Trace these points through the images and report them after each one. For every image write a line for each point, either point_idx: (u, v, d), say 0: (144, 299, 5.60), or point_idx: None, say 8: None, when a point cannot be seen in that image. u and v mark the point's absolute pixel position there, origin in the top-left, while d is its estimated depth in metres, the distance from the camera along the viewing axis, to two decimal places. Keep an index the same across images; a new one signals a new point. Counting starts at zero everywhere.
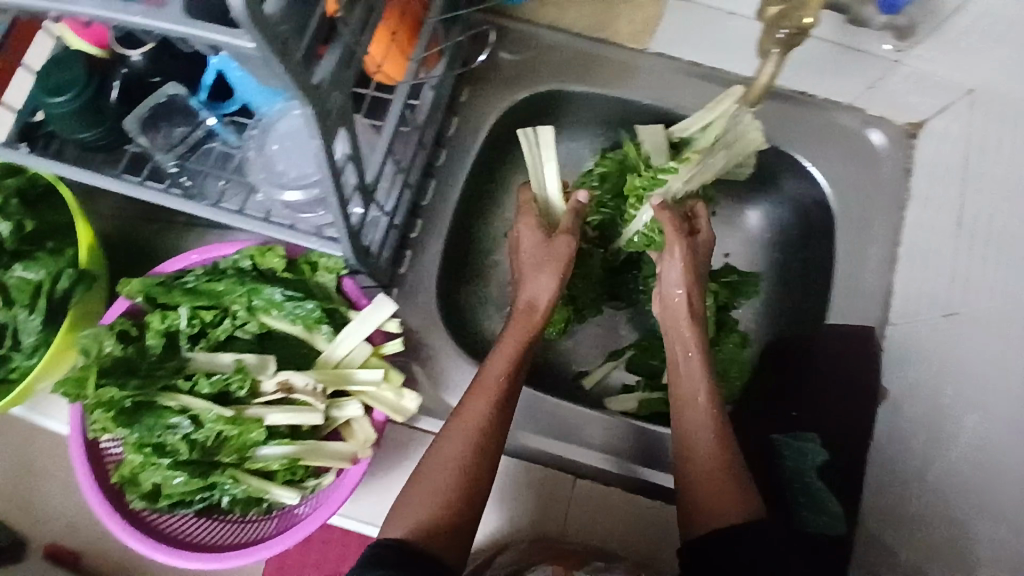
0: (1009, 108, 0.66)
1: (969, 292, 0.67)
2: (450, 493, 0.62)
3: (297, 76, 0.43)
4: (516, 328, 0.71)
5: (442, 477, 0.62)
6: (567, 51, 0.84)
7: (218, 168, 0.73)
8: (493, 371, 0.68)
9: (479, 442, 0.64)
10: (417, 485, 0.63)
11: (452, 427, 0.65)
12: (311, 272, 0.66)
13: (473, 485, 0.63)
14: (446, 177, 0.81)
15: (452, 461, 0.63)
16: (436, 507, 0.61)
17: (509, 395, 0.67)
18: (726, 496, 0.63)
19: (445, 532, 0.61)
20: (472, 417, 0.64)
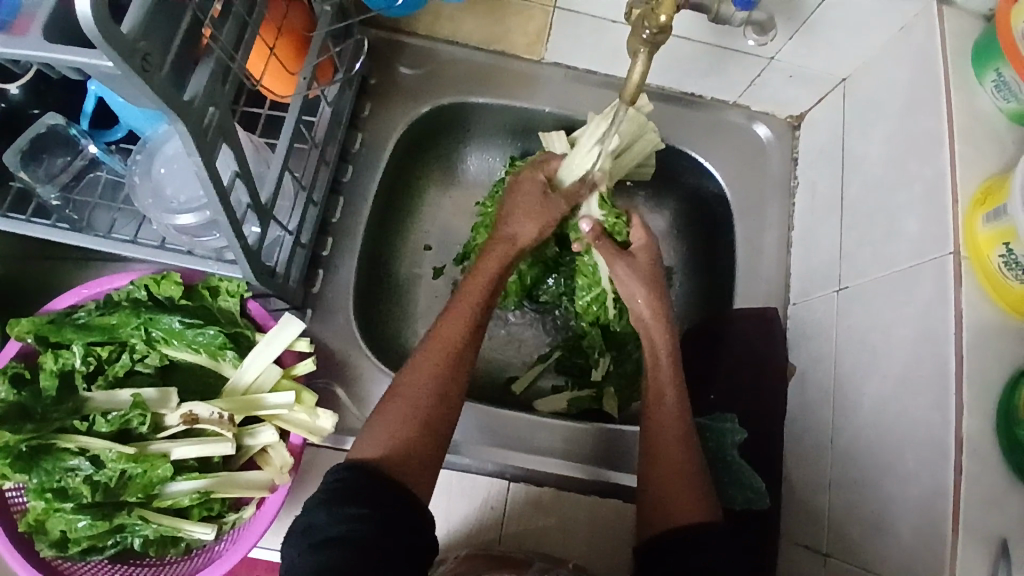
0: (873, 98, 0.73)
1: (853, 266, 0.72)
2: (427, 413, 0.60)
3: (169, 93, 0.43)
4: (489, 260, 0.70)
5: (414, 399, 0.60)
6: (467, 65, 0.86)
7: (106, 198, 0.72)
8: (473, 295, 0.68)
9: (449, 365, 0.63)
10: (382, 415, 0.60)
11: (424, 352, 0.63)
12: (212, 297, 0.65)
13: (445, 408, 0.61)
14: (353, 192, 0.81)
15: (423, 386, 0.61)
16: (413, 428, 0.59)
17: (482, 319, 0.67)
18: (684, 498, 0.65)
19: (419, 454, 0.58)
20: (449, 338, 0.64)
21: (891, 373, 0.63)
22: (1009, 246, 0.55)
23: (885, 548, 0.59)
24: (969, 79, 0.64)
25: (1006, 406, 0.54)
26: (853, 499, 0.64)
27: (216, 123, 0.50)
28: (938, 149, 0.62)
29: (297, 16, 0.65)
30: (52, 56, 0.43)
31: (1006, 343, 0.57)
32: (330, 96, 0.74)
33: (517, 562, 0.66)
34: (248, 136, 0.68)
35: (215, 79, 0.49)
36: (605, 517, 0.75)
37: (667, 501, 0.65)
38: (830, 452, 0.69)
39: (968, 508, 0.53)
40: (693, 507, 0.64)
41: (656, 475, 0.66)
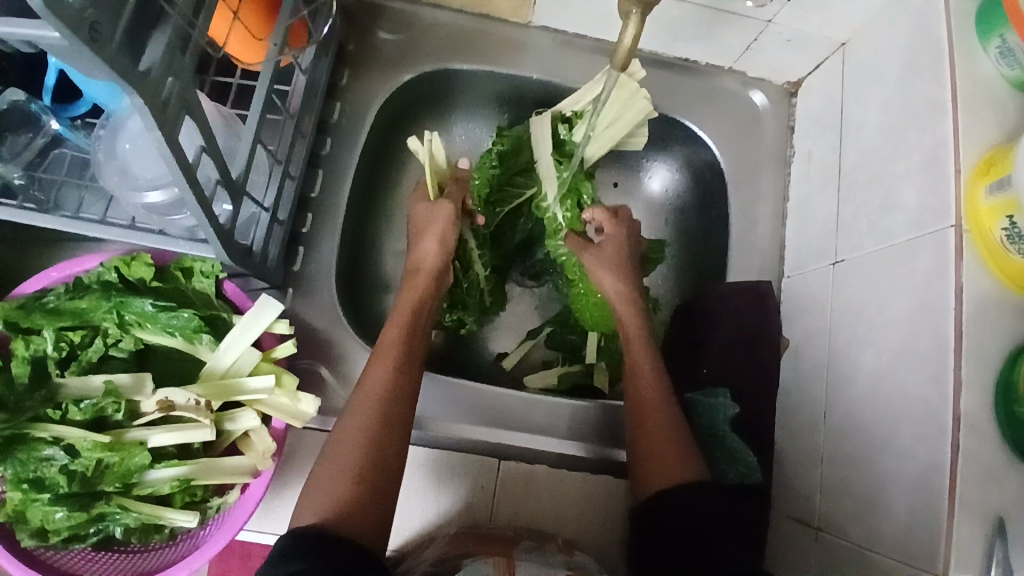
0: (873, 63, 0.70)
1: (849, 239, 0.70)
2: (360, 465, 0.58)
3: (123, 66, 0.39)
4: (406, 310, 0.70)
5: (344, 454, 0.58)
6: (449, 30, 0.82)
7: (74, 176, 0.67)
8: (393, 339, 0.67)
9: (376, 413, 0.61)
10: (320, 473, 0.58)
11: (352, 407, 0.61)
12: (185, 278, 0.62)
13: (378, 457, 0.59)
14: (334, 166, 0.77)
15: (355, 437, 0.59)
16: (347, 482, 0.57)
17: (409, 359, 0.66)
18: (670, 461, 0.65)
19: (362, 507, 0.56)
20: (372, 386, 0.62)
21: (886, 350, 0.61)
22: (1014, 220, 0.53)
23: (879, 526, 0.59)
24: (974, 43, 0.61)
25: (1006, 384, 0.53)
26: (846, 476, 0.64)
27: (177, 96, 0.46)
28: (941, 118, 0.60)
29: None
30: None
31: (1006, 320, 0.55)
32: (304, 63, 0.70)
33: (506, 540, 0.65)
34: (217, 107, 0.64)
35: (174, 48, 0.45)
36: (596, 493, 0.74)
37: (647, 464, 0.66)
38: (823, 428, 0.69)
39: (965, 488, 0.53)
40: (676, 464, 0.65)
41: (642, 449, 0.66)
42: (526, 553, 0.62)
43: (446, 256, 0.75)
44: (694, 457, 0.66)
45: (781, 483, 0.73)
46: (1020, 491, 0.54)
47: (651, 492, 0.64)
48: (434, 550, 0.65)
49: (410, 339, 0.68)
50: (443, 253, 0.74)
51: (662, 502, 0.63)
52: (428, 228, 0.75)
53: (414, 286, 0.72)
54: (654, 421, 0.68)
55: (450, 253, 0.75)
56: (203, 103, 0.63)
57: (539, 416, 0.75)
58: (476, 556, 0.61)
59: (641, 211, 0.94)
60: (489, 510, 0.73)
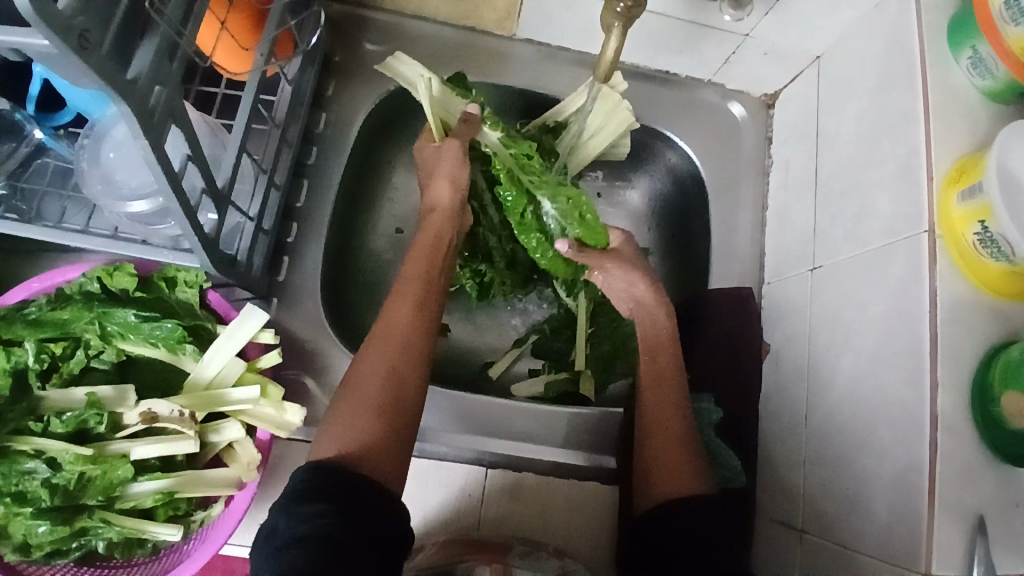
0: (847, 75, 0.73)
1: (826, 246, 0.71)
2: (382, 397, 0.58)
3: (111, 73, 0.39)
4: (421, 251, 0.69)
5: (368, 386, 0.58)
6: (434, 42, 0.83)
7: (56, 186, 0.66)
8: (412, 279, 0.67)
9: (398, 351, 0.61)
10: (342, 407, 0.58)
11: (372, 342, 0.61)
12: (169, 288, 0.62)
13: (401, 391, 0.59)
14: (319, 175, 0.77)
15: (377, 372, 0.59)
16: (370, 418, 0.56)
17: (428, 301, 0.66)
18: (682, 473, 0.65)
19: (384, 438, 0.56)
20: (395, 322, 0.63)
21: (864, 352, 0.63)
22: (985, 224, 0.55)
23: (861, 526, 0.60)
24: (944, 56, 0.63)
25: (982, 383, 0.55)
26: (828, 477, 0.65)
27: (164, 103, 0.46)
28: (913, 127, 0.62)
29: None
30: None
31: (979, 322, 0.57)
32: (290, 74, 0.70)
33: (496, 547, 0.65)
34: (203, 117, 0.64)
35: (162, 56, 0.45)
36: (583, 499, 0.75)
37: (657, 473, 0.65)
38: (806, 431, 0.70)
39: (944, 486, 0.54)
40: (686, 477, 0.64)
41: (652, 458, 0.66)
42: (520, 559, 0.63)
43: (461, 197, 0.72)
44: (701, 472, 0.65)
45: (765, 486, 0.74)
46: (997, 489, 0.55)
47: (657, 499, 0.64)
48: (423, 559, 0.64)
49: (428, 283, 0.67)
50: (455, 195, 0.72)
51: (666, 510, 0.62)
52: (441, 165, 0.73)
53: (428, 228, 0.71)
54: (660, 436, 0.67)
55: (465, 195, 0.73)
56: (189, 113, 0.63)
57: (527, 423, 0.75)
58: (466, 564, 0.60)
59: (625, 219, 0.95)
60: (477, 519, 0.73)
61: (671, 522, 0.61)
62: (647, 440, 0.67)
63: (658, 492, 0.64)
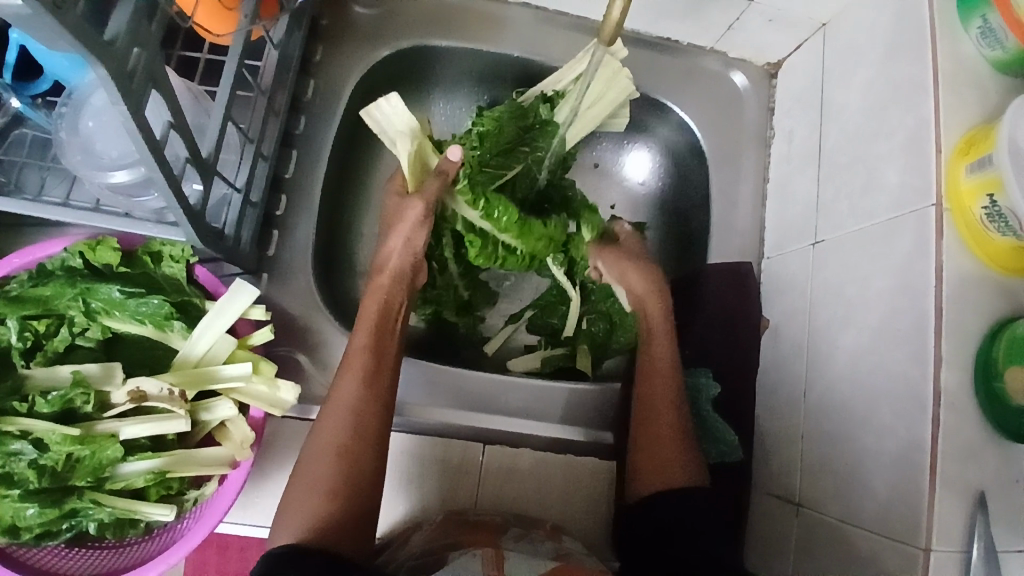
0: (853, 43, 0.71)
1: (829, 220, 0.70)
2: (334, 479, 0.57)
3: (85, 34, 0.37)
4: (372, 315, 0.67)
5: (320, 470, 0.57)
6: (424, 6, 0.79)
7: (36, 157, 0.64)
8: (362, 345, 0.64)
9: (347, 422, 0.59)
10: (295, 487, 0.57)
11: (322, 420, 0.60)
12: (155, 263, 0.60)
13: (352, 470, 0.58)
14: (308, 146, 0.75)
15: (326, 448, 0.58)
16: (319, 496, 0.56)
17: (380, 366, 0.63)
18: (673, 466, 0.64)
19: (340, 522, 0.55)
20: (343, 397, 0.61)
21: (867, 329, 0.62)
22: (994, 198, 0.54)
23: (860, 502, 0.60)
24: (955, 24, 0.61)
25: (986, 360, 0.54)
26: (825, 453, 0.65)
27: (144, 69, 0.43)
28: (923, 97, 0.60)
29: None
30: None
31: (984, 299, 0.56)
32: (276, 36, 0.67)
33: (493, 528, 0.65)
34: (185, 82, 0.61)
35: (139, 16, 0.42)
36: (580, 475, 0.75)
37: (645, 466, 0.65)
38: (804, 408, 0.69)
39: (945, 463, 0.54)
40: (676, 466, 0.65)
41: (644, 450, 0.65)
42: (514, 542, 0.62)
43: (413, 256, 0.71)
44: (694, 461, 0.66)
45: (762, 461, 0.74)
46: (996, 466, 0.55)
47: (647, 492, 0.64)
48: (419, 541, 0.64)
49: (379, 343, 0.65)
50: (408, 251, 0.71)
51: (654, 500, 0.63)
52: (398, 223, 0.71)
53: (375, 296, 0.69)
54: (657, 429, 0.66)
55: (418, 252, 0.72)
56: (171, 79, 0.60)
57: (520, 399, 0.74)
58: (461, 547, 0.59)
59: (622, 193, 0.93)
60: (474, 495, 0.73)
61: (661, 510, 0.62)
62: (638, 433, 0.66)
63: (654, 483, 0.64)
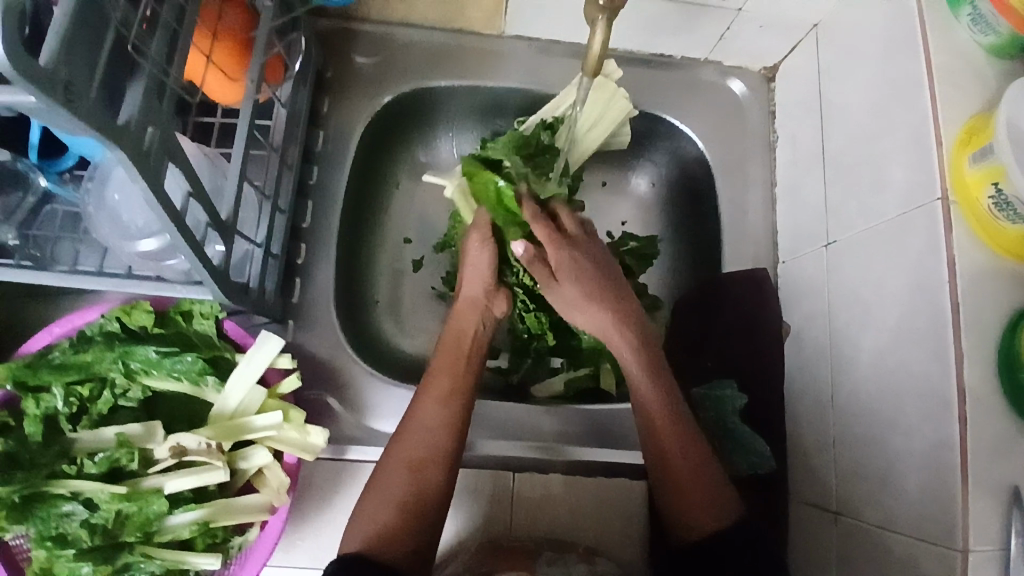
0: (846, 41, 0.71)
1: (839, 221, 0.70)
2: (404, 494, 0.59)
3: (102, 120, 0.40)
4: (451, 339, 0.68)
5: (392, 485, 0.59)
6: (423, 49, 0.83)
7: (68, 231, 0.68)
8: (442, 367, 0.66)
9: (427, 441, 0.61)
10: (370, 495, 0.59)
11: (402, 434, 0.62)
12: (186, 321, 0.63)
13: (424, 485, 0.59)
14: (322, 194, 0.78)
15: (400, 463, 0.60)
16: (389, 510, 0.58)
17: (459, 389, 0.65)
18: (701, 510, 0.63)
19: (405, 537, 0.57)
20: (422, 415, 0.62)
21: (886, 328, 0.61)
22: (999, 186, 0.54)
23: (894, 504, 0.59)
24: (945, 13, 0.61)
25: (1008, 350, 0.53)
26: (858, 457, 0.64)
27: (159, 144, 0.47)
28: (919, 91, 0.60)
29: (231, 17, 0.63)
30: None
31: (1001, 289, 0.56)
32: (284, 96, 0.70)
33: (527, 554, 0.65)
34: (201, 149, 0.65)
35: (152, 97, 0.46)
36: (612, 495, 0.74)
37: (676, 510, 0.64)
38: (832, 410, 0.69)
39: (975, 459, 0.53)
40: (704, 513, 0.63)
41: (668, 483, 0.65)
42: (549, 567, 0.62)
43: (488, 282, 0.70)
44: (726, 506, 0.63)
45: (797, 468, 0.73)
46: None
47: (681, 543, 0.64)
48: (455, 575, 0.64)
49: (460, 365, 0.66)
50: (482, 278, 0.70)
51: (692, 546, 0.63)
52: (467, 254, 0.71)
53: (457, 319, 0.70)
54: (674, 478, 0.65)
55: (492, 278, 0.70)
56: (190, 146, 0.63)
57: (543, 425, 0.76)
58: None
59: (631, 209, 0.93)
60: (508, 522, 0.73)
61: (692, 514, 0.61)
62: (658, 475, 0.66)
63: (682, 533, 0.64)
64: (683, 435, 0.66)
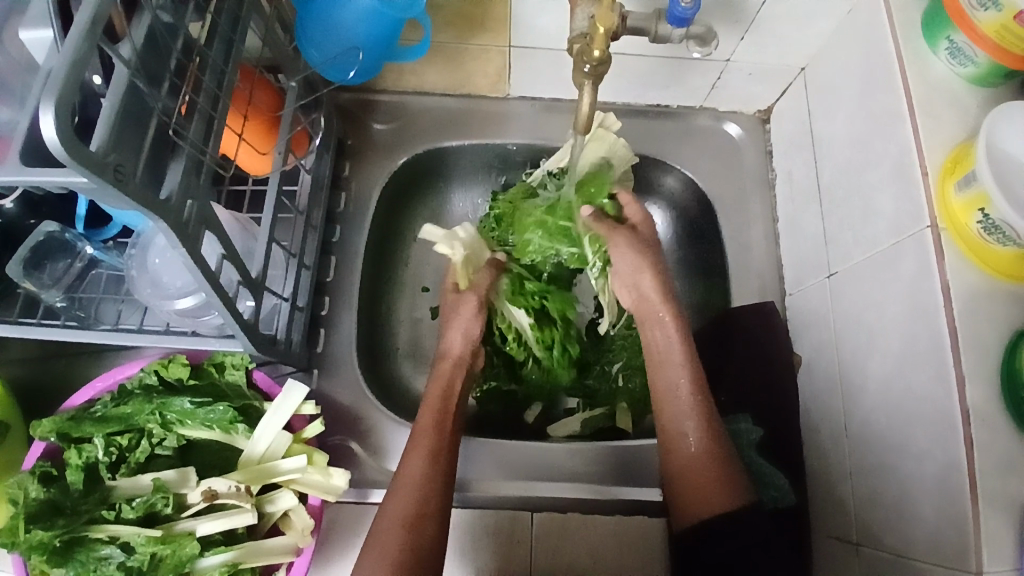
0: (831, 82, 0.75)
1: (838, 252, 0.72)
2: (401, 551, 0.59)
3: (146, 195, 0.46)
4: (436, 397, 0.71)
5: (388, 542, 0.59)
6: (435, 113, 0.89)
7: (111, 292, 0.75)
8: (426, 425, 0.68)
9: (418, 498, 0.62)
10: (364, 556, 0.59)
11: (392, 493, 0.63)
12: (219, 372, 0.68)
13: (419, 542, 0.60)
14: (344, 250, 0.83)
15: (394, 521, 0.60)
16: (386, 567, 0.57)
17: (444, 446, 0.67)
18: (710, 489, 0.63)
19: None
20: (411, 473, 0.64)
21: (890, 353, 0.62)
22: (986, 212, 0.55)
23: (913, 533, 0.58)
24: (922, 50, 0.64)
25: (1010, 370, 0.54)
26: (875, 486, 0.63)
27: (195, 213, 0.52)
28: (901, 126, 0.63)
29: (263, 99, 0.70)
30: (27, 180, 0.44)
31: (1000, 310, 0.56)
32: (308, 163, 0.77)
33: None
34: (234, 215, 0.71)
35: (189, 173, 0.52)
36: (630, 533, 0.75)
37: (684, 495, 0.65)
38: (846, 440, 0.69)
39: (986, 480, 0.52)
40: (716, 494, 0.63)
41: (677, 470, 0.66)
42: None
43: (473, 344, 0.77)
44: (738, 486, 0.64)
45: (817, 501, 0.73)
46: None
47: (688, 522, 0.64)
48: None
49: (444, 423, 0.69)
50: (468, 340, 0.76)
51: (700, 532, 0.63)
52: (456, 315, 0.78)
53: (439, 380, 0.73)
54: (680, 451, 0.66)
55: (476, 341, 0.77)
56: (224, 213, 0.69)
57: (561, 465, 0.78)
58: None
59: None
60: (527, 563, 0.74)
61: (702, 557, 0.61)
62: (664, 448, 0.68)
63: (693, 513, 0.63)
64: (705, 414, 0.68)
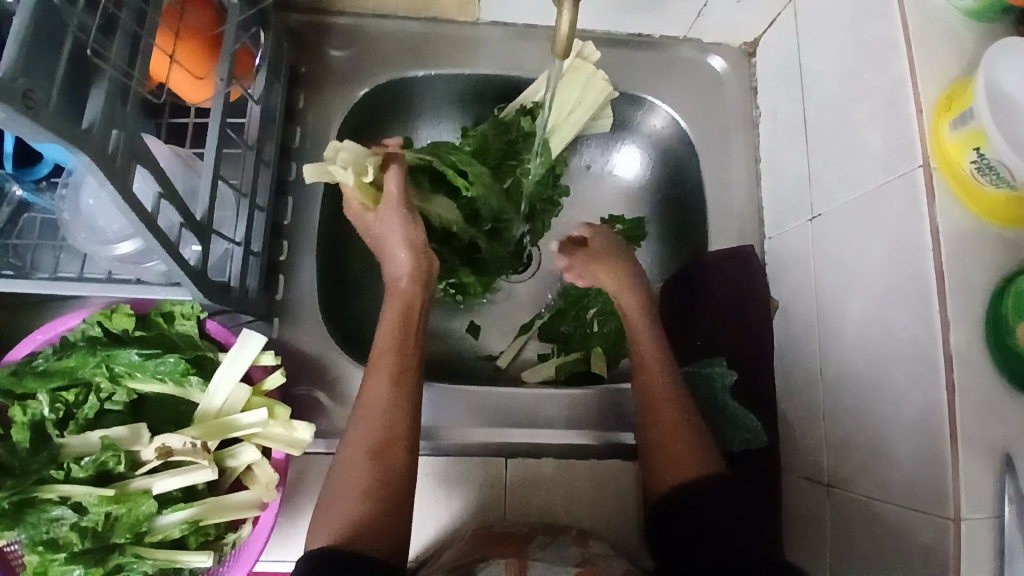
0: (821, 10, 0.70)
1: (822, 193, 0.69)
2: (366, 481, 0.58)
3: (64, 125, 0.40)
4: (394, 316, 0.67)
5: (353, 472, 0.58)
6: (397, 39, 0.82)
7: (48, 238, 0.68)
8: (384, 346, 0.65)
9: (382, 425, 0.60)
10: (333, 485, 0.59)
11: (356, 418, 0.61)
12: (167, 322, 0.63)
13: (386, 472, 0.59)
14: (301, 190, 0.78)
15: (357, 452, 0.59)
16: (355, 500, 0.57)
17: (405, 367, 0.64)
18: (683, 458, 0.65)
19: (375, 522, 0.57)
20: (371, 402, 0.61)
21: (871, 297, 0.61)
22: (981, 151, 0.52)
23: (888, 475, 0.58)
24: None
25: (996, 315, 0.53)
26: (849, 429, 0.63)
27: (125, 146, 0.46)
28: (895, 57, 0.59)
29: (196, 17, 0.62)
30: None
31: (986, 251, 0.55)
32: (256, 92, 0.70)
33: (517, 537, 0.65)
34: (174, 150, 0.65)
35: (114, 99, 0.45)
36: (605, 478, 0.75)
37: (658, 461, 0.66)
38: (821, 383, 0.68)
39: (964, 423, 0.52)
40: (692, 458, 0.65)
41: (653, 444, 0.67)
42: (538, 551, 0.62)
43: (420, 249, 0.69)
44: (708, 452, 0.65)
45: (790, 443, 0.73)
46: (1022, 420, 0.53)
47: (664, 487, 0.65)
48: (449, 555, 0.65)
49: (405, 339, 0.66)
50: (407, 247, 0.69)
51: (677, 495, 0.64)
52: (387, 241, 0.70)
53: (397, 299, 0.68)
54: (662, 423, 0.67)
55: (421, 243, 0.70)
56: (161, 148, 0.63)
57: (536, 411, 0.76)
58: (487, 562, 0.59)
59: (615, 191, 0.92)
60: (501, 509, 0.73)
61: (687, 514, 0.62)
62: (647, 421, 0.68)
63: (666, 477, 0.65)
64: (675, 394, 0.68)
